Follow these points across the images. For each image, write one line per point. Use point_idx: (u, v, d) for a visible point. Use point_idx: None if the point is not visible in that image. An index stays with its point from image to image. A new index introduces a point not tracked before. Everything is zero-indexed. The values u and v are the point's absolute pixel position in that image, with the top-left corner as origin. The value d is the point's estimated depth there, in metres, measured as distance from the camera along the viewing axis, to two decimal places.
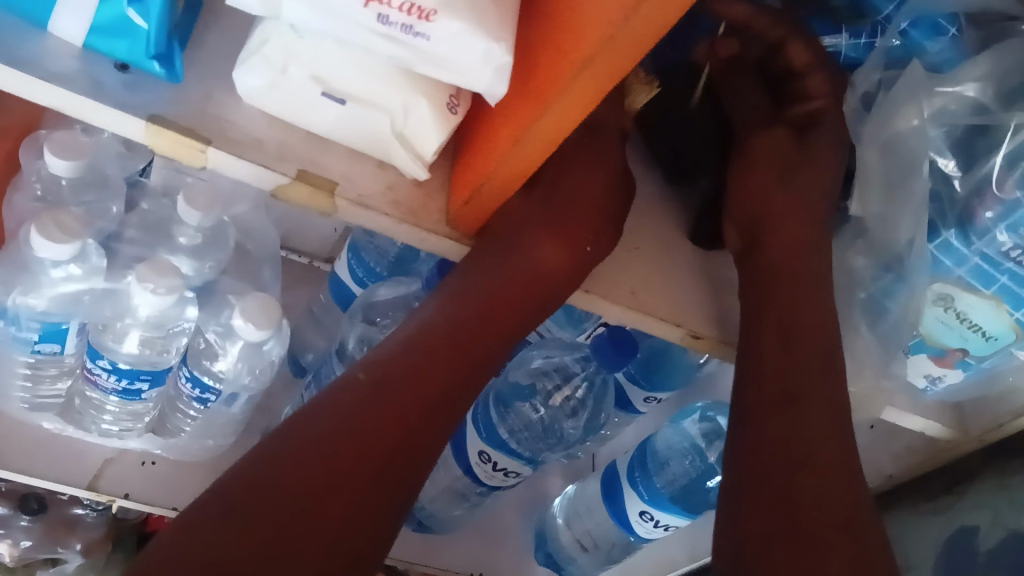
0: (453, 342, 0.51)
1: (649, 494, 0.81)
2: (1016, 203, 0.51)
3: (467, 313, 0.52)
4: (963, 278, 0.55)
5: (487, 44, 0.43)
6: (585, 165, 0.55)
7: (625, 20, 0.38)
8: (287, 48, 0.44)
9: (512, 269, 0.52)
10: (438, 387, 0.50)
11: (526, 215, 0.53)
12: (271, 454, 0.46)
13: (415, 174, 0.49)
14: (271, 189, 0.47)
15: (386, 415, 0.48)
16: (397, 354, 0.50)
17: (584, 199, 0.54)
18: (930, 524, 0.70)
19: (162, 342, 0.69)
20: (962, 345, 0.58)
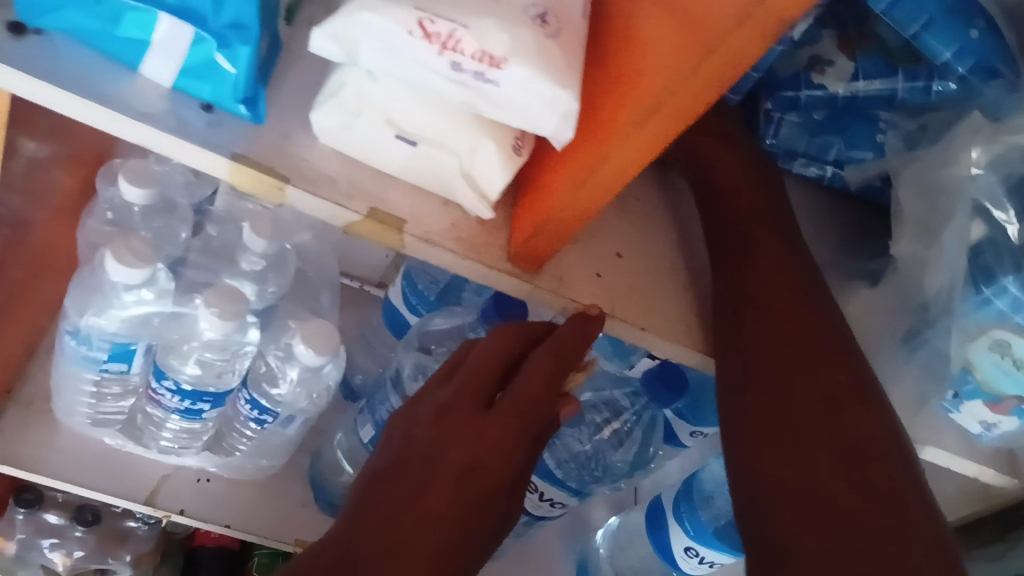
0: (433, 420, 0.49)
1: (695, 529, 0.82)
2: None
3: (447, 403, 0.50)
4: (1017, 324, 0.54)
5: (554, 91, 0.44)
6: (507, 434, 0.48)
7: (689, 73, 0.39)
8: (363, 92, 0.46)
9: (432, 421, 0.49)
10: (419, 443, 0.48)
11: (435, 466, 0.46)
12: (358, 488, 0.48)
13: (478, 212, 0.50)
14: (342, 226, 0.49)
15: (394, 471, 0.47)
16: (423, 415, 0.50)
17: (502, 450, 0.48)
18: (983, 570, 0.69)
19: (224, 364, 0.72)
20: (1017, 391, 0.57)
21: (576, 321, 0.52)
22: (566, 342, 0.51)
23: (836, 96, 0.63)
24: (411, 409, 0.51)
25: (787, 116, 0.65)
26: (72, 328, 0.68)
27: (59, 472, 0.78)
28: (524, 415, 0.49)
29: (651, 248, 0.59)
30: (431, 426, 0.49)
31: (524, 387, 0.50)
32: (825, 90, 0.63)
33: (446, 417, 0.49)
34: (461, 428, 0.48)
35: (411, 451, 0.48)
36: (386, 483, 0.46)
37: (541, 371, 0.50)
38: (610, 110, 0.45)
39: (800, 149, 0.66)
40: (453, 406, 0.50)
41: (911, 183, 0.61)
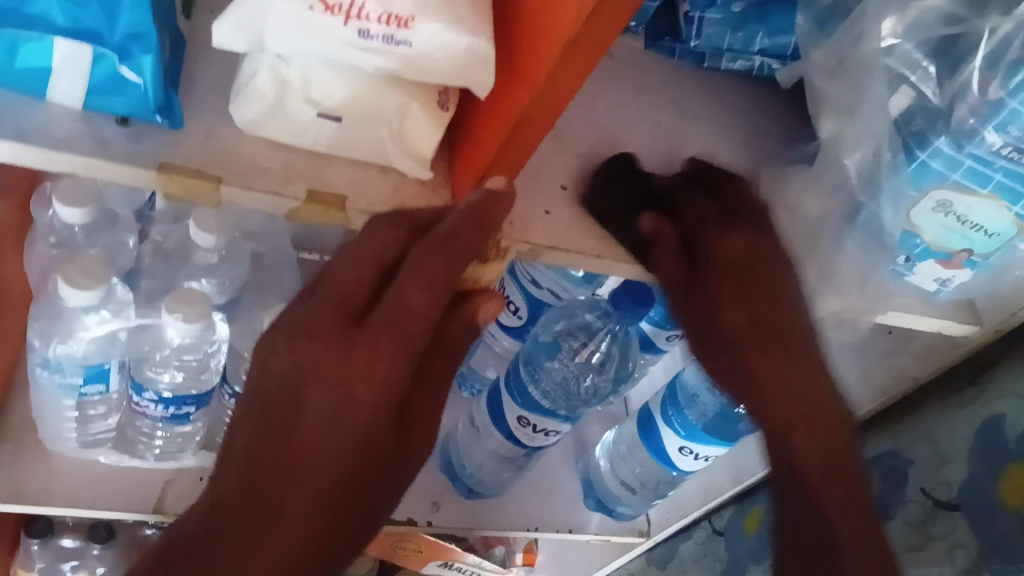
0: (310, 347, 0.45)
1: (685, 429, 0.84)
2: (1001, 101, 0.51)
3: (319, 318, 0.45)
4: (957, 181, 0.56)
5: (467, 41, 0.44)
6: (388, 359, 0.45)
7: (596, 11, 0.39)
8: (278, 77, 0.46)
9: (313, 339, 0.45)
10: (290, 380, 0.45)
11: (302, 407, 0.44)
12: (232, 429, 0.46)
13: (416, 173, 0.50)
14: (285, 213, 0.49)
15: (268, 409, 0.45)
16: (297, 333, 0.45)
17: (378, 380, 0.45)
18: (959, 417, 0.72)
19: (200, 364, 0.72)
20: (967, 245, 0.59)
21: (475, 203, 0.47)
22: (459, 233, 0.47)
23: None
24: (269, 337, 0.46)
25: (708, 13, 0.64)
26: (42, 360, 0.68)
27: (63, 498, 0.79)
28: (399, 333, 0.46)
29: (595, 175, 0.59)
30: (291, 360, 0.45)
31: (400, 307, 0.46)
32: None
33: (310, 345, 0.45)
34: (320, 363, 0.44)
35: (271, 386, 0.45)
36: (251, 422, 0.45)
37: (418, 283, 0.46)
38: (529, 55, 0.45)
39: (726, 44, 0.66)
40: (313, 328, 0.45)
41: (829, 63, 0.61)
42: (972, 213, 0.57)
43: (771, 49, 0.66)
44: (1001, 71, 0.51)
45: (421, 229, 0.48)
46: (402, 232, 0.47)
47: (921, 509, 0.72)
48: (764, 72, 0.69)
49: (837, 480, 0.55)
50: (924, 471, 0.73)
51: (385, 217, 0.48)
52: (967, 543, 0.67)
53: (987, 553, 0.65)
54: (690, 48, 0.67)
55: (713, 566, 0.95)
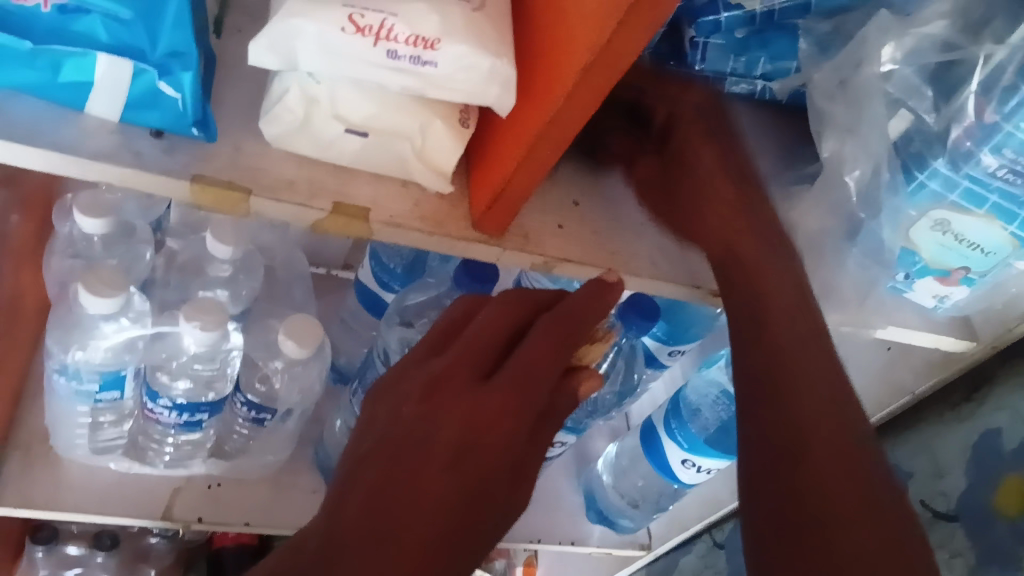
0: (436, 394, 0.50)
1: (687, 442, 0.86)
2: (995, 125, 0.54)
3: (448, 371, 0.51)
4: (954, 201, 0.58)
5: (491, 61, 0.46)
6: (510, 412, 0.49)
7: (613, 35, 0.41)
8: (308, 94, 0.47)
9: (440, 388, 0.50)
10: (422, 418, 0.48)
11: (433, 441, 0.47)
12: (358, 462, 0.48)
13: (436, 187, 0.52)
14: (310, 225, 0.51)
15: (396, 441, 0.48)
16: (430, 380, 0.50)
17: (501, 428, 0.49)
18: (955, 431, 0.74)
19: (215, 371, 0.73)
20: (964, 263, 0.61)
21: (592, 286, 0.55)
22: (576, 309, 0.54)
23: (755, 12, 0.64)
24: (397, 382, 0.52)
25: (712, 39, 0.65)
26: (59, 367, 0.68)
27: (73, 504, 0.80)
28: (522, 392, 0.50)
29: (606, 192, 0.61)
30: (429, 399, 0.49)
31: (525, 365, 0.51)
32: (743, 8, 0.63)
33: (443, 391, 0.50)
34: (455, 404, 0.49)
35: (400, 426, 0.49)
36: (382, 453, 0.47)
37: (543, 346, 0.52)
38: (546, 77, 0.47)
39: (729, 69, 0.67)
40: (447, 378, 0.50)
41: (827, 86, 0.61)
42: (966, 230, 0.59)
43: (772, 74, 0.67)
44: (994, 96, 0.54)
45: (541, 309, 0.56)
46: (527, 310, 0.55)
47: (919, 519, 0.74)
48: (765, 97, 0.70)
49: (837, 461, 0.50)
50: (922, 482, 0.75)
51: (511, 296, 0.56)
52: (965, 552, 0.69)
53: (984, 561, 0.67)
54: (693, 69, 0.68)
55: None
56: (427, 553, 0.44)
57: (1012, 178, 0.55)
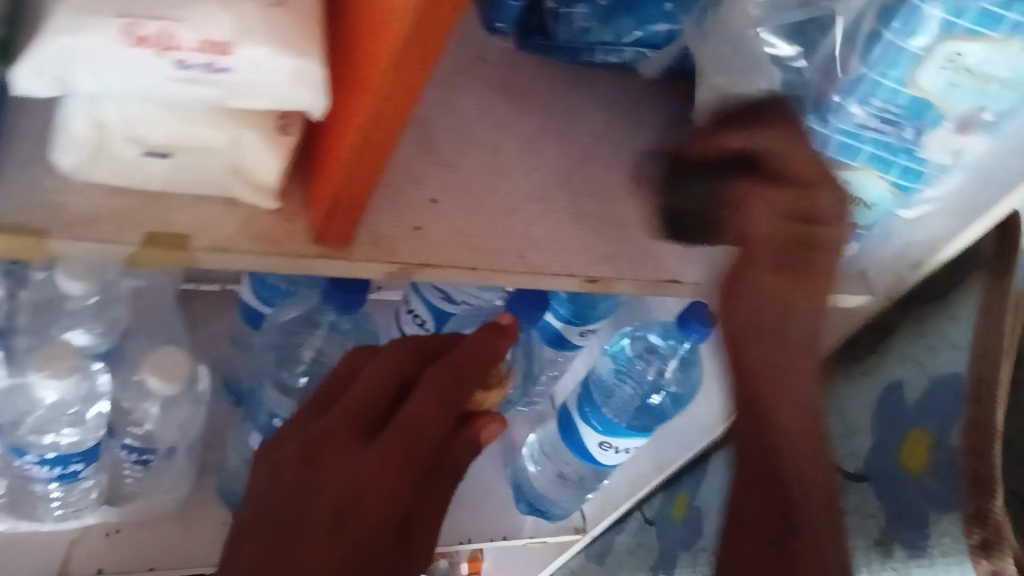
0: (323, 445, 0.51)
1: (602, 424, 0.81)
2: (861, 76, 0.51)
3: (337, 419, 0.53)
4: (831, 156, 0.55)
5: (295, 61, 0.42)
6: (395, 468, 0.50)
7: (417, 18, 0.37)
8: (96, 119, 0.42)
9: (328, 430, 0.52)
10: (299, 491, 0.50)
11: (308, 513, 0.48)
12: (244, 535, 0.49)
13: (263, 202, 0.47)
14: (126, 260, 0.46)
15: (277, 516, 0.49)
16: (320, 425, 0.53)
17: (384, 489, 0.49)
18: (860, 385, 0.73)
19: (79, 418, 0.68)
20: (848, 217, 0.59)
21: (482, 335, 0.56)
22: (465, 356, 0.55)
23: None
24: (283, 443, 0.54)
25: (574, 7, 0.63)
26: None
27: None
28: (406, 446, 0.51)
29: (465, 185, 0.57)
30: (312, 463, 0.50)
31: (410, 418, 0.51)
32: None
33: (338, 442, 0.51)
34: (334, 467, 0.50)
35: (282, 498, 0.50)
36: (260, 533, 0.48)
37: (429, 398, 0.52)
38: (363, 70, 0.43)
39: (596, 38, 0.64)
40: (331, 435, 0.52)
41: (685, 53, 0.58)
42: (842, 183, 0.57)
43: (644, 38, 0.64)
44: (854, 47, 0.50)
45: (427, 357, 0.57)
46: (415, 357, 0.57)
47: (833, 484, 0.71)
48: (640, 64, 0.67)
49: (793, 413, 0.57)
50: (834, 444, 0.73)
51: (411, 340, 0.58)
52: (878, 514, 0.67)
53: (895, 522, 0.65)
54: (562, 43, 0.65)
55: (647, 556, 0.95)
56: None
57: (884, 127, 0.53)
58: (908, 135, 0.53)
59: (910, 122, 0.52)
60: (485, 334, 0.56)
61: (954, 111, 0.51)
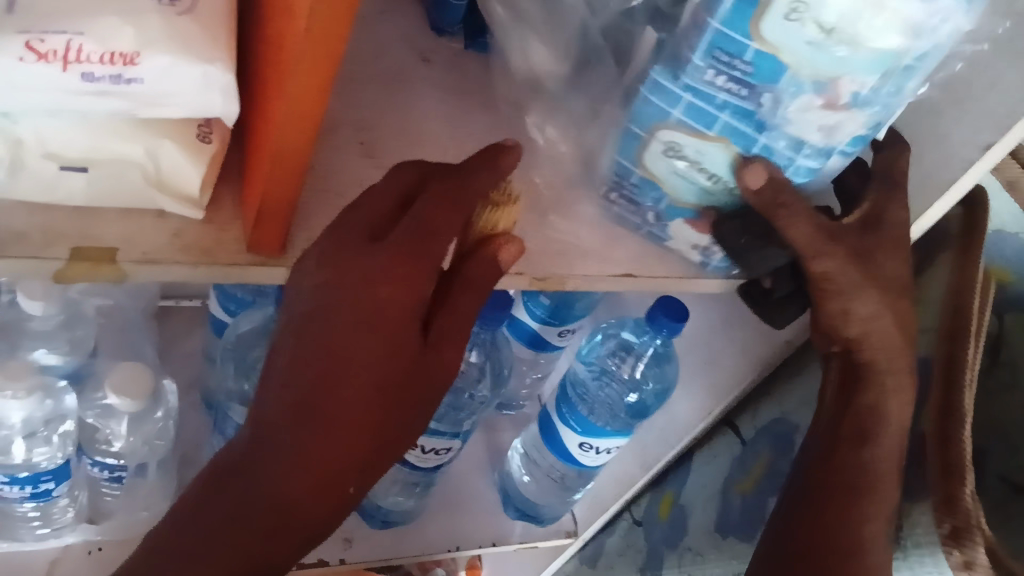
0: (335, 288, 0.45)
1: (581, 424, 0.78)
2: (706, 25, 0.45)
3: (343, 239, 0.45)
4: (680, 119, 0.50)
5: (203, 68, 0.41)
6: (405, 278, 0.45)
7: (310, 17, 0.36)
8: (10, 138, 0.42)
9: (341, 271, 0.45)
10: (324, 355, 0.45)
11: (341, 361, 0.45)
12: (284, 404, 0.46)
13: (190, 214, 0.47)
14: (52, 276, 0.46)
15: (311, 375, 0.45)
16: (329, 235, 0.46)
17: (398, 335, 0.45)
18: None
19: (47, 436, 0.69)
20: (706, 201, 0.54)
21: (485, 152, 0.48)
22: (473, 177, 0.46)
23: None
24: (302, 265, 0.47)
25: None
26: None
27: None
28: (417, 252, 0.45)
29: None
30: (311, 370, 0.45)
31: (420, 218, 0.45)
32: None
33: (319, 323, 0.46)
34: (346, 277, 0.45)
35: (306, 360, 0.45)
36: (291, 398, 0.46)
37: (436, 205, 0.45)
38: (275, 76, 0.42)
39: None
40: (340, 249, 0.45)
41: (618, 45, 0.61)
42: (708, 163, 0.51)
43: None
44: None
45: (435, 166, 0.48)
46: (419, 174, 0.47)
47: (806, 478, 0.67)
48: None
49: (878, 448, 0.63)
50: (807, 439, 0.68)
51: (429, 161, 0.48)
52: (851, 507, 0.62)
53: None
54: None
55: (636, 556, 1.02)
56: (346, 456, 0.46)
57: (734, 88, 0.47)
58: (766, 102, 0.46)
59: (763, 84, 0.45)
60: (465, 176, 0.46)
61: (812, 74, 0.44)
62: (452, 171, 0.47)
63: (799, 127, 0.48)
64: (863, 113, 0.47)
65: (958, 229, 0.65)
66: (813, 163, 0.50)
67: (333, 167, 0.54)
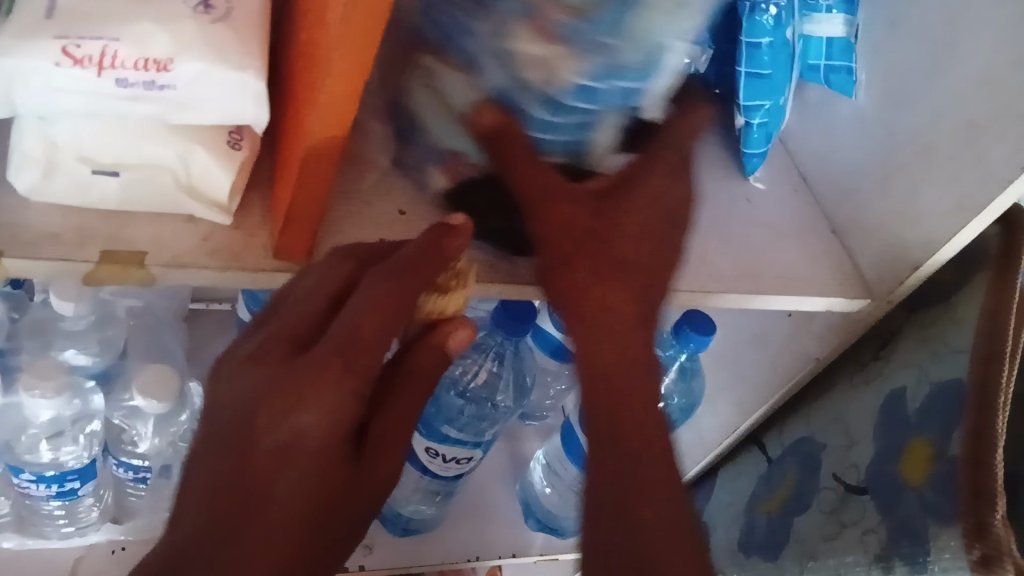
0: (261, 397, 0.42)
1: None
2: None
3: (272, 344, 0.44)
4: (433, 49, 0.49)
5: (236, 75, 0.42)
6: (333, 386, 0.42)
7: (341, 25, 0.36)
8: (46, 141, 0.43)
9: (268, 381, 0.42)
10: (244, 468, 0.41)
11: (256, 473, 0.41)
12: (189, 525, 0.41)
13: (218, 219, 0.47)
14: (83, 279, 0.46)
15: (223, 495, 0.41)
16: (260, 342, 0.44)
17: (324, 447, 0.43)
18: (863, 394, 0.68)
19: (74, 436, 0.70)
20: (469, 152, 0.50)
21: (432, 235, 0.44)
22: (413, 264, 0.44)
23: None
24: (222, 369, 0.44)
25: None
26: None
27: None
28: (348, 358, 0.43)
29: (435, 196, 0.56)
30: (228, 495, 0.41)
31: (351, 321, 0.43)
32: None
33: (241, 428, 0.42)
34: (269, 386, 0.42)
35: (221, 475, 0.41)
36: (207, 513, 0.41)
37: (370, 309, 0.43)
38: (306, 83, 0.42)
39: None
40: (266, 356, 0.43)
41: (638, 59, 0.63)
42: (459, 99, 0.48)
43: None
44: None
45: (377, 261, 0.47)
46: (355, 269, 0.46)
47: (833, 496, 0.65)
48: None
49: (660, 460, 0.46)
50: (834, 456, 0.67)
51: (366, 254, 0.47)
52: (877, 527, 0.59)
53: (897, 536, 0.57)
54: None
55: None
56: None
57: (474, 9, 0.45)
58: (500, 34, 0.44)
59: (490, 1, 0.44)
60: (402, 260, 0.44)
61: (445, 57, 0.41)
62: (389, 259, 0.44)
63: (507, 54, 0.44)
64: (580, 56, 0.43)
65: (996, 249, 0.61)
66: (573, 118, 0.47)
67: (362, 176, 0.54)
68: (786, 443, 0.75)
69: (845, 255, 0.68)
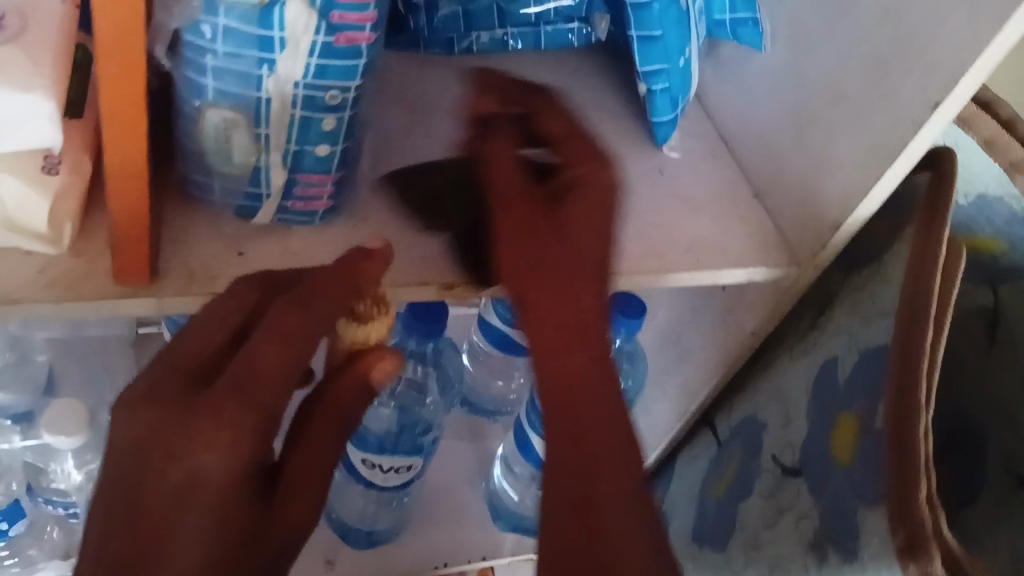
0: (157, 446, 0.37)
1: (552, 433, 0.77)
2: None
3: (165, 382, 0.38)
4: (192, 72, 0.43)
5: (25, 98, 0.39)
6: (237, 428, 0.38)
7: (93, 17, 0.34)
8: None
9: (167, 425, 0.37)
10: (144, 525, 0.36)
11: (168, 534, 0.37)
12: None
13: (50, 248, 0.45)
14: None
15: (132, 560, 0.36)
16: (148, 378, 0.39)
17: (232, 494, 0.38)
18: (800, 365, 0.64)
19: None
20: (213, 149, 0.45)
21: (349, 261, 0.42)
22: (318, 289, 0.40)
23: None
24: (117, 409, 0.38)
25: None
26: None
27: None
28: (248, 397, 0.38)
29: None
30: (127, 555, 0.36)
31: (252, 353, 0.38)
32: None
33: (140, 479, 0.37)
34: (168, 435, 0.37)
35: (119, 539, 0.36)
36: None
37: (269, 338, 0.38)
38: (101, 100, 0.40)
39: (468, 25, 0.64)
40: (156, 395, 0.38)
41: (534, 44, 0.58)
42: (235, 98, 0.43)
43: (511, 14, 0.64)
44: None
45: (280, 287, 0.43)
46: (256, 294, 0.42)
47: (771, 479, 0.61)
48: (516, 43, 0.66)
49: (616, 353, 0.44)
50: (774, 435, 0.63)
51: (273, 280, 0.43)
52: (811, 511, 0.55)
53: (828, 519, 0.53)
54: (431, 36, 0.64)
55: None
56: None
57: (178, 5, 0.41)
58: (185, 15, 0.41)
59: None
60: (312, 291, 0.40)
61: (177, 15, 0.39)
62: (293, 290, 0.40)
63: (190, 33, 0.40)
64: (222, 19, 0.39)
65: (924, 198, 0.58)
66: (235, 80, 0.42)
67: None
68: (732, 424, 0.71)
69: (768, 221, 0.64)
